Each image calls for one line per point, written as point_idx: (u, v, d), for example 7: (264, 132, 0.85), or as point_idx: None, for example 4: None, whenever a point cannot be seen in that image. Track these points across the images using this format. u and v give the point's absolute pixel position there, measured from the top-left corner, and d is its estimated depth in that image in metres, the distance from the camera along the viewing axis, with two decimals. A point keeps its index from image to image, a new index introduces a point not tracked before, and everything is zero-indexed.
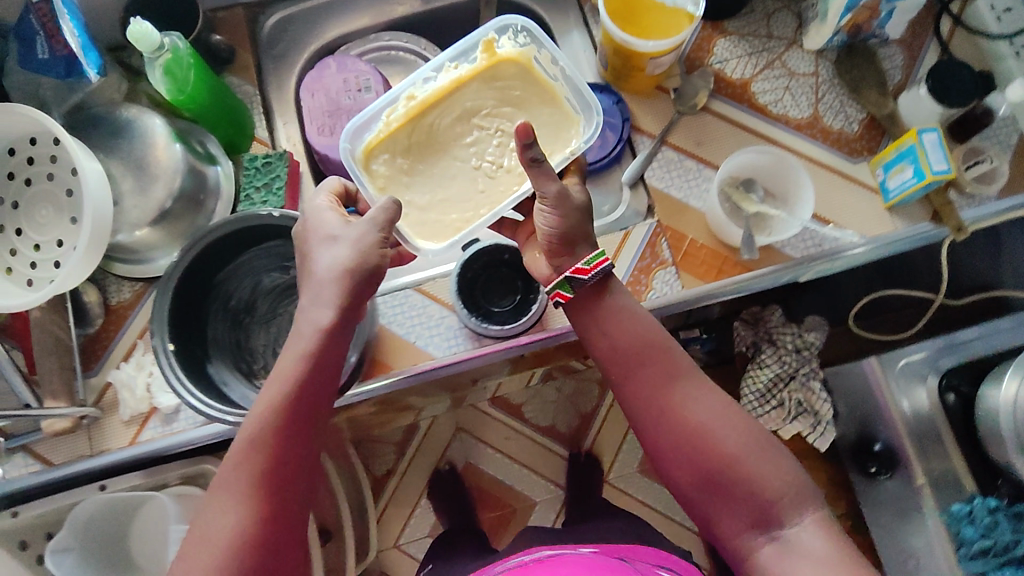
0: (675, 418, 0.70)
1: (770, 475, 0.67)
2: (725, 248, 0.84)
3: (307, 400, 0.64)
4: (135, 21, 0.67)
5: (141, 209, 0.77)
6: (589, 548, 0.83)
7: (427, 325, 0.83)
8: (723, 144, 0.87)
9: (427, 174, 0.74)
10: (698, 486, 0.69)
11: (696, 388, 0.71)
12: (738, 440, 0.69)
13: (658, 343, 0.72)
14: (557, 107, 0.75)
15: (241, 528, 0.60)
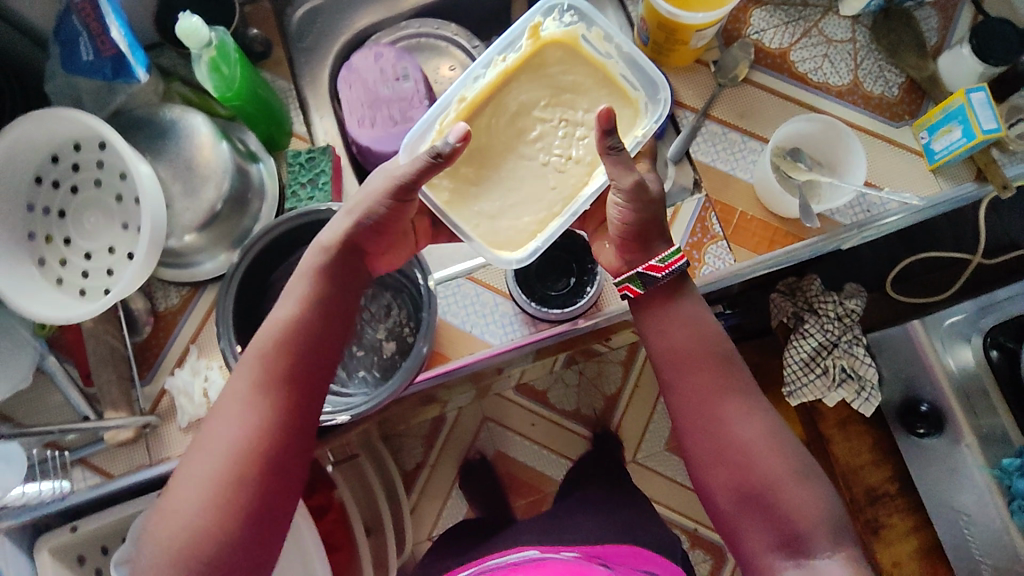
0: (716, 429, 0.68)
1: (807, 504, 0.64)
2: (775, 218, 0.84)
3: (294, 377, 0.63)
4: (184, 17, 0.65)
5: (192, 211, 0.76)
6: (572, 552, 0.87)
7: (481, 313, 0.82)
8: (766, 115, 0.87)
9: (495, 174, 0.74)
10: (734, 503, 0.66)
11: (739, 402, 0.69)
12: (775, 462, 0.66)
13: (708, 348, 0.71)
14: (615, 89, 0.76)
15: (210, 509, 0.57)
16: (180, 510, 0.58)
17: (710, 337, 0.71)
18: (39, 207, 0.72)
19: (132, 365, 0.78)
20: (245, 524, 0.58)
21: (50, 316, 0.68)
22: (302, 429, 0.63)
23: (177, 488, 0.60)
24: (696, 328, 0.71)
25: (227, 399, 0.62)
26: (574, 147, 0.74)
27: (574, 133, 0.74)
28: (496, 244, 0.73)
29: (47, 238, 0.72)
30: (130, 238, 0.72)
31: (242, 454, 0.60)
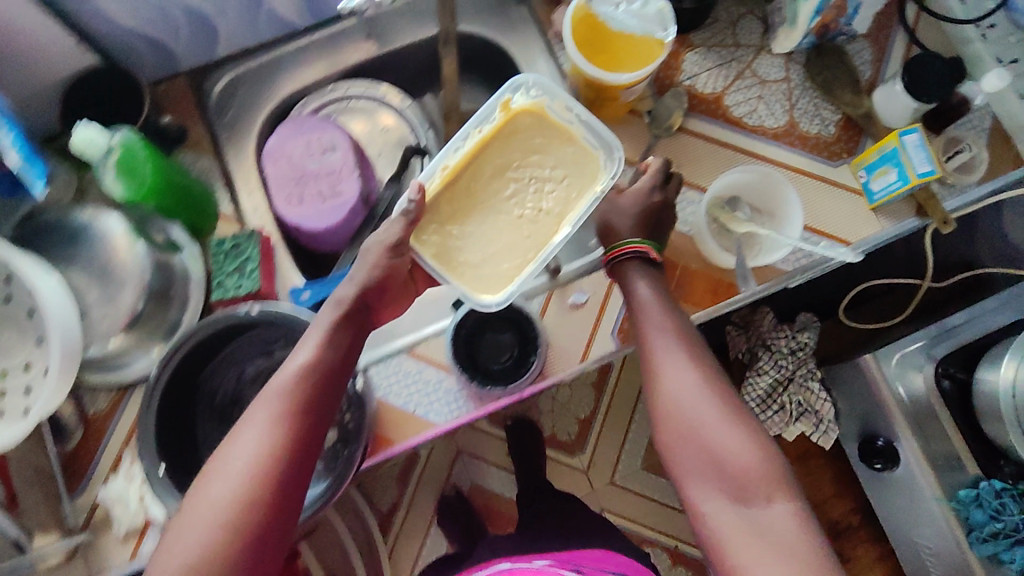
0: (666, 395, 0.71)
1: (755, 458, 0.66)
2: (717, 270, 0.82)
3: (308, 407, 0.64)
4: (79, 126, 0.62)
5: (113, 316, 0.73)
6: (544, 560, 0.90)
7: (425, 391, 0.80)
8: (702, 163, 0.86)
9: (476, 231, 0.76)
10: (689, 460, 0.68)
11: (687, 365, 0.71)
12: (727, 428, 0.67)
13: (661, 321, 0.73)
14: (578, 148, 0.77)
15: (222, 531, 0.58)
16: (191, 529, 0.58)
17: (666, 314, 0.74)
18: None
19: (61, 479, 0.75)
20: (247, 546, 0.58)
21: None
22: (312, 457, 0.64)
23: (192, 509, 0.60)
24: (651, 305, 0.74)
25: (242, 422, 0.63)
26: (544, 206, 0.76)
27: (542, 193, 0.76)
28: (477, 288, 0.75)
29: None
30: (42, 352, 0.68)
31: (255, 476, 0.60)
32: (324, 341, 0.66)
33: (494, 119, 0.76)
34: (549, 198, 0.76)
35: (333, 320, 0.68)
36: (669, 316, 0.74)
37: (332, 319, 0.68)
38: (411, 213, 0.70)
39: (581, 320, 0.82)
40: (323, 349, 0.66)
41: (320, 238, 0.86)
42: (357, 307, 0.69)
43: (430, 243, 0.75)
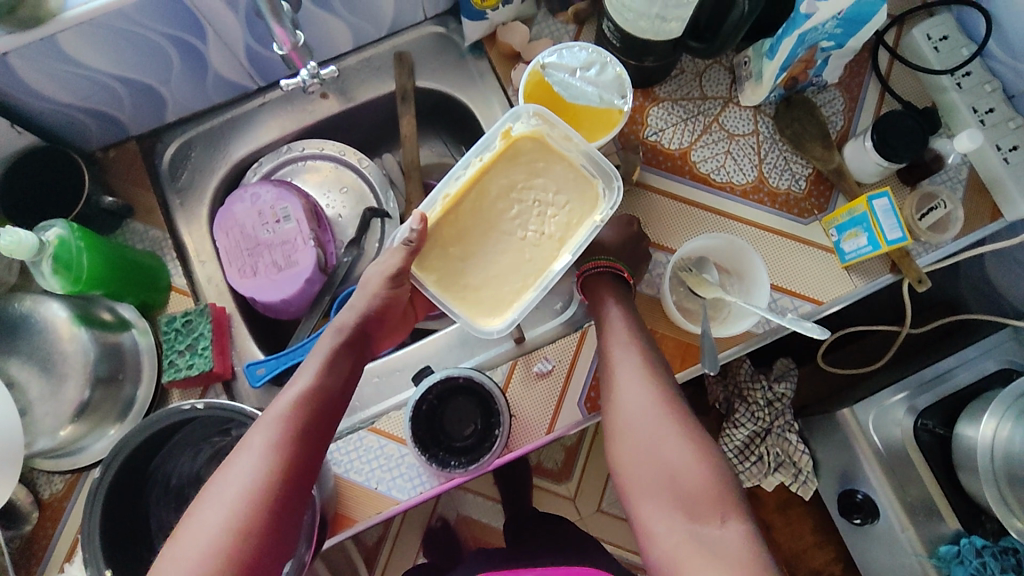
0: (627, 409, 0.71)
1: (706, 478, 0.65)
2: (685, 335, 0.80)
3: (308, 427, 0.65)
4: (3, 232, 0.61)
5: (55, 407, 0.71)
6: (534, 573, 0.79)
7: (387, 467, 0.78)
8: (670, 224, 0.84)
9: (477, 256, 0.75)
10: (646, 478, 0.67)
11: (649, 384, 0.71)
12: (687, 445, 0.67)
13: (630, 337, 0.74)
14: (579, 175, 0.75)
15: (211, 551, 0.56)
16: (180, 551, 0.57)
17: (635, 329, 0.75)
18: None
19: (12, 570, 0.73)
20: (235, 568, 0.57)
21: None
22: (307, 482, 0.64)
23: (181, 531, 0.59)
24: (619, 321, 0.75)
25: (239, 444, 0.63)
26: (546, 234, 0.75)
27: (545, 219, 0.75)
28: (476, 315, 0.74)
29: None
30: None
31: (252, 494, 0.59)
32: (324, 368, 0.69)
33: (494, 147, 0.74)
34: (549, 225, 0.75)
35: (333, 347, 0.71)
36: (635, 338, 0.75)
37: (332, 345, 0.72)
38: (411, 244, 0.72)
39: (546, 390, 0.80)
40: (323, 375, 0.69)
41: (278, 308, 0.84)
42: (357, 335, 0.74)
43: (433, 269, 0.74)
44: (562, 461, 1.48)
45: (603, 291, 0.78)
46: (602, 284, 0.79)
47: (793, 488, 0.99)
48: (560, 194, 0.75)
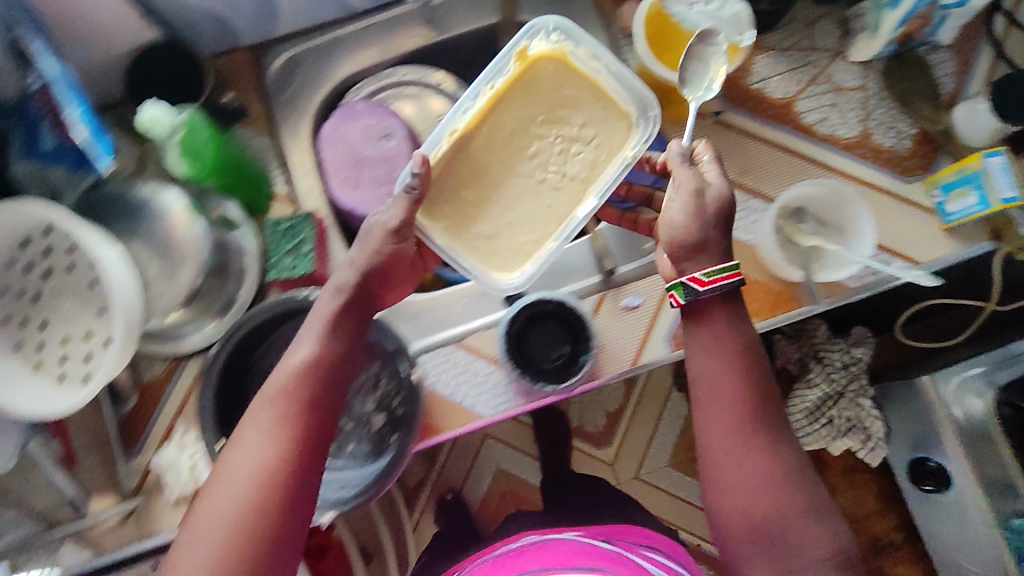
0: (729, 442, 0.67)
1: (817, 538, 0.64)
2: (779, 281, 0.80)
3: (306, 411, 0.65)
4: (146, 106, 0.67)
5: (165, 290, 0.72)
6: (574, 531, 0.98)
7: (474, 382, 0.80)
8: (773, 170, 0.83)
9: (495, 197, 0.75)
10: (743, 527, 0.66)
11: (757, 435, 0.67)
12: (798, 490, 0.66)
13: (736, 350, 0.68)
14: (604, 104, 0.76)
15: (224, 549, 0.58)
16: (197, 548, 0.59)
17: (745, 346, 0.69)
18: (14, 290, 0.71)
19: (116, 442, 0.77)
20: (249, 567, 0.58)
21: (28, 410, 0.66)
22: (315, 473, 0.64)
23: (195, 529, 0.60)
24: (728, 333, 0.69)
25: (245, 431, 0.63)
26: (568, 172, 0.76)
27: (568, 157, 0.76)
28: (491, 266, 0.76)
29: (22, 322, 0.71)
30: (102, 324, 0.69)
31: (261, 491, 0.60)
32: (325, 335, 0.68)
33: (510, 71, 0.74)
34: (575, 163, 0.76)
35: (331, 317, 0.69)
36: (729, 374, 0.68)
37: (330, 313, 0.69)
38: (413, 192, 0.68)
39: (633, 325, 0.80)
40: (325, 346, 0.68)
41: None
42: (357, 297, 0.70)
43: (441, 219, 0.74)
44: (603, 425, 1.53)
45: (725, 303, 0.69)
46: (725, 293, 0.69)
47: (860, 454, 1.00)
48: (588, 129, 0.76)
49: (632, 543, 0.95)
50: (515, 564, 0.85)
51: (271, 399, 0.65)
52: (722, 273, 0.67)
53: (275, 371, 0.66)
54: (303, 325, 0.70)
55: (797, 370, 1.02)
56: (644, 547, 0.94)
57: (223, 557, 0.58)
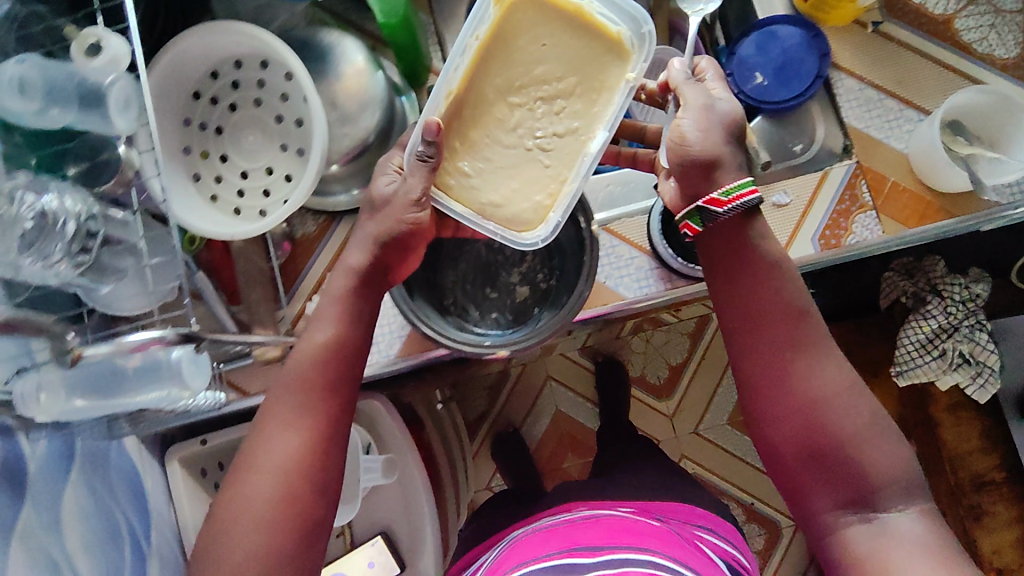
0: (774, 376, 0.61)
1: (885, 458, 0.58)
2: (928, 192, 0.81)
3: (332, 394, 0.63)
4: None
5: (350, 136, 0.75)
6: (624, 506, 0.83)
7: (617, 265, 0.82)
8: (927, 84, 0.83)
9: (496, 162, 0.65)
10: (799, 462, 0.59)
11: (816, 361, 0.60)
12: (861, 412, 0.59)
13: (751, 274, 0.61)
14: (607, 38, 0.64)
15: (269, 521, 0.58)
16: (234, 530, 0.58)
17: (773, 267, 0.62)
18: (196, 121, 0.72)
19: (278, 282, 0.80)
20: (291, 539, 0.58)
21: (211, 230, 0.67)
22: (340, 446, 0.64)
23: (233, 507, 0.59)
24: (753, 259, 0.61)
25: (272, 423, 0.61)
26: (551, 122, 0.64)
27: (562, 108, 0.64)
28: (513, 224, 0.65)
29: (198, 153, 0.72)
30: (289, 160, 0.72)
31: (292, 480, 0.59)
32: (349, 318, 0.65)
33: (489, 16, 0.63)
34: (570, 118, 0.64)
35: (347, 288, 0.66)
36: (770, 300, 0.61)
37: (344, 288, 0.66)
38: (428, 160, 0.61)
39: (782, 221, 0.81)
40: (347, 329, 0.65)
41: None
42: (373, 268, 0.66)
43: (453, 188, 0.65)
44: (666, 376, 1.40)
45: (750, 228, 0.62)
46: (746, 221, 0.61)
47: (968, 391, 1.02)
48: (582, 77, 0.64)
49: (685, 524, 0.82)
50: (561, 537, 0.74)
51: (295, 384, 0.63)
52: (738, 190, 0.58)
53: (296, 356, 0.64)
54: (319, 307, 0.67)
55: (910, 303, 1.02)
56: (699, 530, 0.82)
57: (269, 528, 0.58)
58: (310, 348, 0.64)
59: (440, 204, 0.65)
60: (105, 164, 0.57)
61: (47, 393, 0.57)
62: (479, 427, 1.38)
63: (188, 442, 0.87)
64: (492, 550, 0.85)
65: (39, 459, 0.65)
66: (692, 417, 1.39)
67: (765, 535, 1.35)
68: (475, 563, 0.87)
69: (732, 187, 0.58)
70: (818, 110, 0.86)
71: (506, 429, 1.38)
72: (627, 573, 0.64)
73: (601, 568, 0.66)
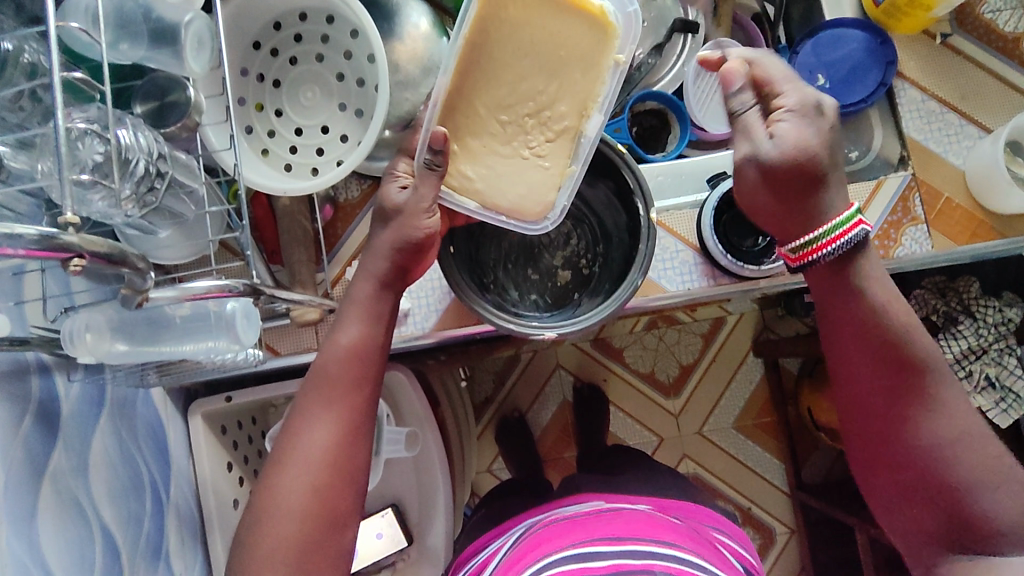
0: (899, 424, 0.60)
1: (999, 505, 0.56)
2: (981, 211, 0.80)
3: (357, 388, 0.61)
4: None
5: (410, 102, 0.74)
6: (643, 503, 0.77)
7: (662, 256, 0.81)
8: (989, 102, 0.82)
9: (491, 161, 0.65)
10: (899, 497, 0.61)
11: (922, 404, 0.59)
12: (977, 459, 0.57)
13: (869, 320, 0.61)
14: (590, 18, 0.60)
15: (300, 514, 0.56)
16: (267, 529, 0.55)
17: (888, 312, 0.61)
18: (253, 72, 0.71)
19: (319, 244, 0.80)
20: (324, 529, 0.56)
21: (262, 183, 0.66)
22: (368, 437, 0.61)
23: (264, 507, 0.56)
24: (866, 304, 0.61)
25: (299, 417, 0.59)
26: (545, 131, 0.64)
27: (555, 105, 0.63)
28: (521, 214, 0.66)
29: (253, 105, 0.71)
30: (346, 119, 0.71)
31: (320, 480, 0.57)
32: (371, 316, 0.63)
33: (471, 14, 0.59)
34: (563, 114, 0.63)
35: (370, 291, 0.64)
36: (878, 340, 0.61)
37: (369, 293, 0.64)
38: (438, 168, 0.62)
39: None
40: (370, 326, 0.63)
41: None
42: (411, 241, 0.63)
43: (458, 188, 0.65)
44: (676, 377, 1.38)
45: (859, 271, 0.61)
46: (854, 271, 0.61)
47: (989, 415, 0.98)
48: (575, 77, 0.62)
49: (699, 522, 0.76)
50: (587, 530, 0.66)
51: (320, 380, 0.60)
52: (833, 231, 0.60)
53: (322, 354, 0.62)
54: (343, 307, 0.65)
55: (941, 322, 1.00)
56: (712, 529, 0.76)
57: (300, 528, 0.56)
58: (336, 345, 0.61)
59: (450, 202, 0.66)
60: (174, 104, 0.55)
61: (94, 332, 0.54)
62: (485, 410, 1.37)
63: (211, 399, 0.85)
64: (499, 543, 0.75)
65: (73, 402, 0.64)
66: (697, 418, 1.36)
67: (760, 540, 1.32)
68: (478, 560, 0.76)
69: (818, 234, 0.60)
70: (875, 117, 0.85)
71: (511, 413, 1.36)
72: (653, 564, 0.60)
73: (626, 559, 0.60)
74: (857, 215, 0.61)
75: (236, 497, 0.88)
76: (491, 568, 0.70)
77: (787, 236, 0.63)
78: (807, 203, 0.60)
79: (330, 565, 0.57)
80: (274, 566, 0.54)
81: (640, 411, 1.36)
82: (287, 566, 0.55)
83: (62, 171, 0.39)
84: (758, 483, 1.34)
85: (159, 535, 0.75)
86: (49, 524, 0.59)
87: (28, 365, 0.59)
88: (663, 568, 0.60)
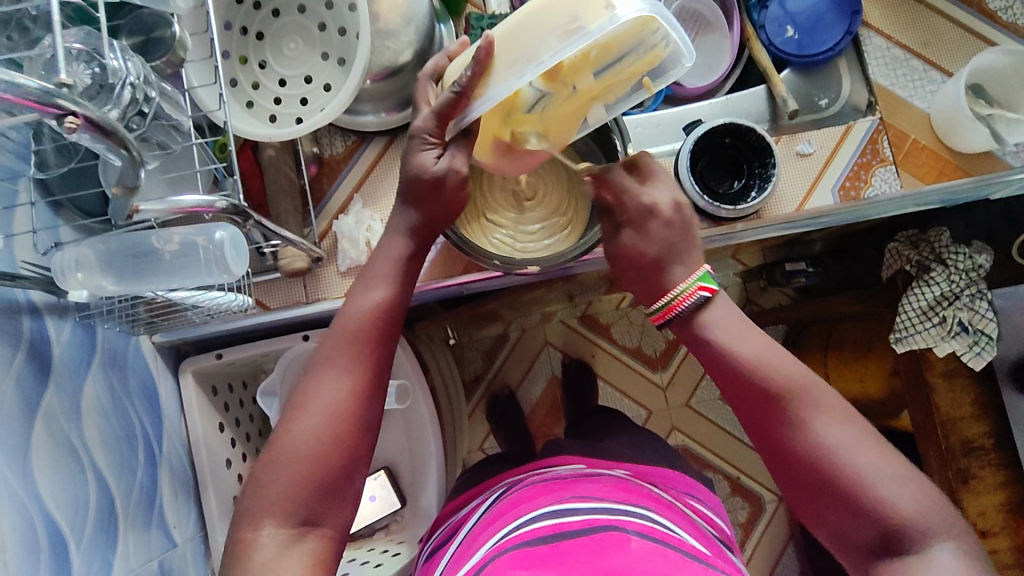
0: (773, 433, 0.59)
1: (901, 498, 0.53)
2: (947, 151, 0.82)
3: (378, 343, 0.62)
4: None
5: (391, 50, 0.77)
6: (621, 468, 0.78)
7: None
8: (951, 46, 0.85)
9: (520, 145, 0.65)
10: (817, 498, 0.56)
11: (811, 406, 0.57)
12: (870, 458, 0.54)
13: (733, 344, 0.60)
14: (643, 61, 0.57)
15: (311, 460, 0.56)
16: (270, 483, 0.55)
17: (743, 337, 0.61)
18: (236, 25, 0.72)
19: (308, 198, 0.82)
20: (330, 474, 0.57)
21: (250, 132, 0.69)
22: (382, 396, 0.62)
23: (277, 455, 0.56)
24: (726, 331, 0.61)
25: (319, 370, 0.60)
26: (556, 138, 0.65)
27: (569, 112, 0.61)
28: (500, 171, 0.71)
29: (239, 58, 0.72)
30: (329, 69, 0.72)
31: (333, 433, 0.57)
32: (390, 271, 0.64)
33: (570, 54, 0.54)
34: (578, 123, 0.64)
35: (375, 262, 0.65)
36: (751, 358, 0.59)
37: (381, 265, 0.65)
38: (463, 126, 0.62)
39: (804, 170, 0.83)
40: (399, 290, 0.64)
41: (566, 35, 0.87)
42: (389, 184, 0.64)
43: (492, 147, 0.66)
44: (662, 350, 1.39)
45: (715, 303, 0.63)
46: (706, 305, 0.63)
47: (963, 358, 1.00)
48: (593, 76, 0.57)
49: (678, 490, 0.77)
50: (569, 490, 0.68)
51: (342, 339, 0.61)
52: (678, 297, 0.63)
53: (349, 311, 0.62)
54: (372, 266, 0.65)
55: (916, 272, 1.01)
56: (689, 497, 0.77)
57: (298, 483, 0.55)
58: (362, 320, 0.62)
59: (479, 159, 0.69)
60: (159, 39, 0.56)
61: (85, 271, 0.56)
62: (475, 387, 1.38)
63: (201, 355, 0.85)
64: (477, 504, 0.76)
65: (63, 346, 0.64)
66: (685, 389, 1.38)
67: (749, 508, 1.34)
68: (457, 517, 0.77)
69: (673, 296, 0.63)
70: (840, 65, 0.88)
71: (501, 391, 1.37)
72: (628, 521, 0.60)
73: (602, 516, 0.61)
74: (699, 280, 0.63)
75: (229, 458, 0.89)
76: (465, 529, 0.71)
77: (650, 300, 0.67)
78: (654, 279, 0.66)
79: (339, 507, 0.57)
80: (283, 504, 0.55)
81: (627, 384, 1.38)
82: (294, 504, 0.55)
83: (57, 46, 0.40)
84: (743, 450, 1.37)
85: (152, 488, 0.76)
86: (43, 461, 0.60)
87: (19, 305, 0.59)
88: (636, 525, 0.60)
